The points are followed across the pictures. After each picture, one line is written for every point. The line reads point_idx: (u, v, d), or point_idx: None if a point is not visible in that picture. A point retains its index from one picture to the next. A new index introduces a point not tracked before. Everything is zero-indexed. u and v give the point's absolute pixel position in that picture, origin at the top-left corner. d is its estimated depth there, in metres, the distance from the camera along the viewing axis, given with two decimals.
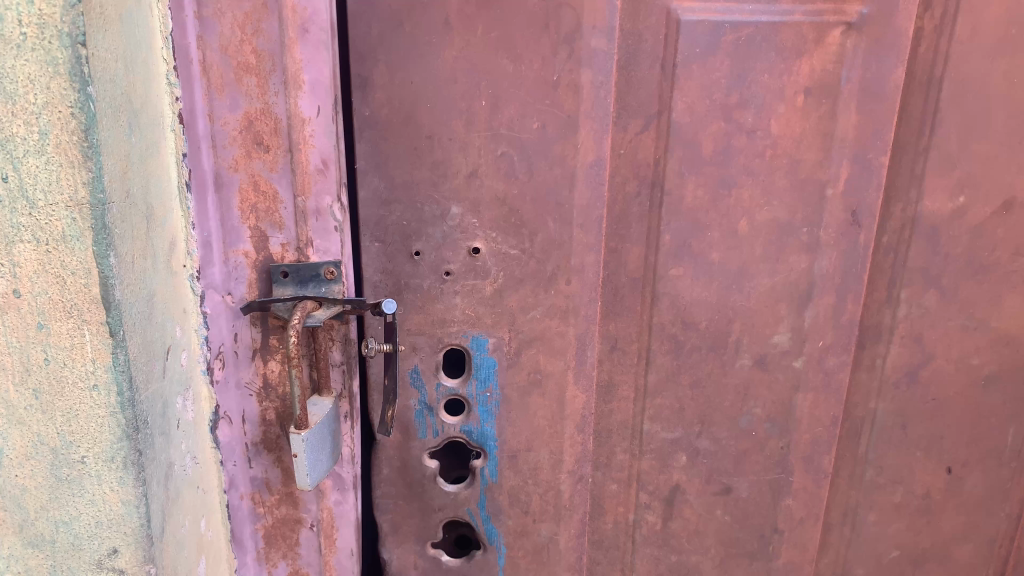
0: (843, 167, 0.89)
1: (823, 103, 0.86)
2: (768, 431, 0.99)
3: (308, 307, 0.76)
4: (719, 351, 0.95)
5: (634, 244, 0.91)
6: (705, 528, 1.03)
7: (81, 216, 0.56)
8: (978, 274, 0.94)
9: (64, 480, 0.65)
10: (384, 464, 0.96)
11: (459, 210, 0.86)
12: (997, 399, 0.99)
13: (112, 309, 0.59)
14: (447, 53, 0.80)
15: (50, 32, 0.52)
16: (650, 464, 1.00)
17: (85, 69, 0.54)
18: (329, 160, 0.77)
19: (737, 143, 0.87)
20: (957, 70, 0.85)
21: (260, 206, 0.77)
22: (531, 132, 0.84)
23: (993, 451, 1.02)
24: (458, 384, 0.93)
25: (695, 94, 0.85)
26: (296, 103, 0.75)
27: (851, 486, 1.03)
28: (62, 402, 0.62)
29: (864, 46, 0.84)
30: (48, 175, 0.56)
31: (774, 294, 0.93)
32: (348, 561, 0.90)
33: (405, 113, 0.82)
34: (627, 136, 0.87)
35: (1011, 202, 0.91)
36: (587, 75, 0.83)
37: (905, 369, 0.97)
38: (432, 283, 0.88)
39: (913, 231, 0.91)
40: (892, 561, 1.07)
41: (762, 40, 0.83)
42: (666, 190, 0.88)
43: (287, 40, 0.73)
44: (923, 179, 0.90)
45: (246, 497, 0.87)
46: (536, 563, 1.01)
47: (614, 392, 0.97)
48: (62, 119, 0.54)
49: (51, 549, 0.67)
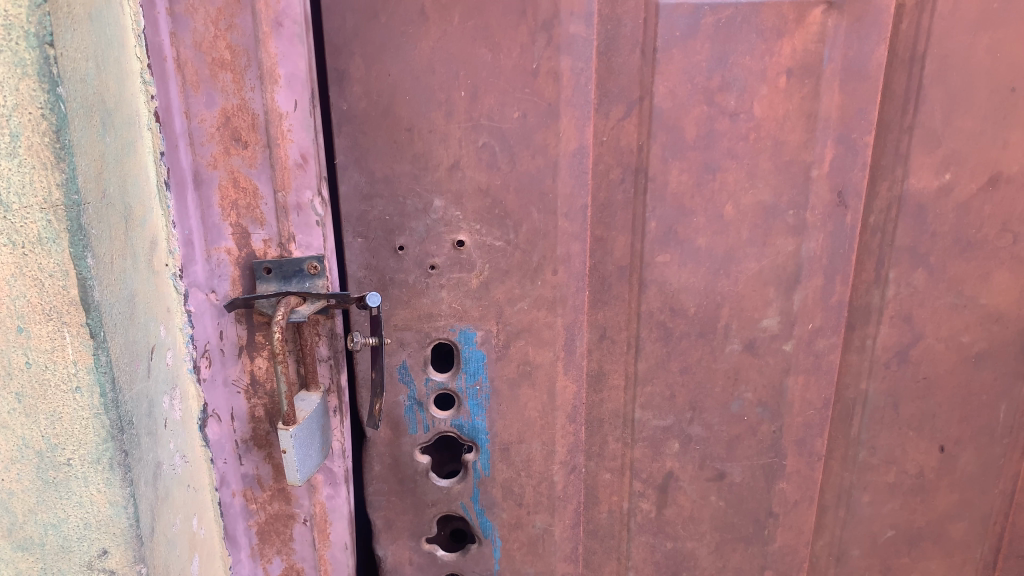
0: (827, 148, 0.88)
1: (806, 83, 0.85)
2: (760, 415, 0.99)
3: (292, 302, 0.76)
4: (708, 337, 0.95)
5: (620, 231, 0.90)
6: (699, 514, 1.03)
7: (56, 218, 0.56)
8: (966, 251, 0.93)
9: (51, 483, 0.65)
10: (375, 460, 0.95)
11: (441, 203, 0.86)
12: (988, 375, 0.99)
13: (92, 310, 0.59)
14: (424, 44, 0.80)
15: (17, 33, 0.52)
16: (643, 451, 1.00)
17: (54, 70, 0.53)
18: (307, 153, 0.77)
19: (720, 127, 0.86)
20: (940, 45, 0.84)
21: (240, 203, 0.77)
22: (512, 121, 0.83)
23: (986, 429, 1.02)
24: (447, 379, 0.93)
25: (675, 79, 0.84)
26: (273, 98, 0.75)
27: (844, 467, 1.03)
28: (45, 405, 0.62)
29: (846, 25, 0.83)
30: (21, 177, 0.55)
31: (761, 278, 0.93)
32: (342, 556, 0.91)
33: (383, 106, 0.82)
34: (609, 122, 0.86)
35: (997, 177, 0.90)
36: (566, 62, 0.82)
37: (896, 348, 0.97)
38: (418, 277, 0.88)
39: (899, 211, 0.91)
40: (888, 541, 1.07)
41: (742, 21, 0.82)
42: (650, 176, 0.88)
43: (261, 34, 0.73)
44: (909, 157, 0.89)
45: (238, 494, 0.87)
46: (532, 555, 1.02)
47: (604, 381, 0.97)
48: (33, 120, 0.54)
49: (41, 551, 0.67)
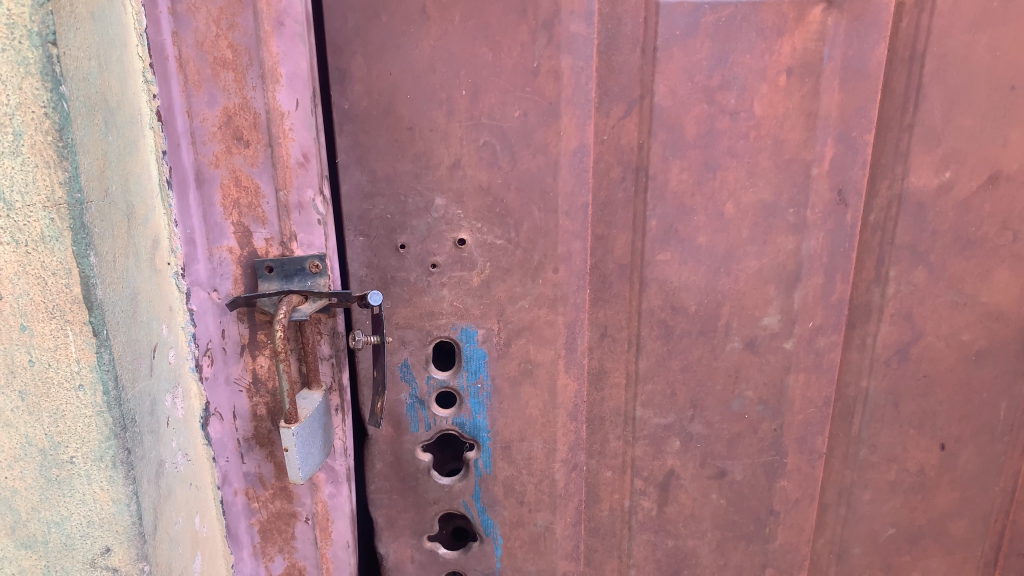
0: (827, 146, 0.88)
1: (806, 82, 0.85)
2: (761, 414, 0.99)
3: (294, 301, 0.76)
4: (709, 335, 0.95)
5: (621, 229, 0.90)
6: (700, 512, 1.03)
7: (59, 217, 0.56)
8: (966, 249, 0.93)
9: (54, 481, 0.65)
10: (377, 458, 0.96)
11: (442, 201, 0.86)
12: (988, 373, 0.99)
13: (94, 308, 0.59)
14: (425, 43, 0.80)
15: (20, 32, 0.52)
16: (644, 450, 1.00)
17: (57, 69, 0.54)
18: (309, 152, 0.77)
19: (720, 125, 0.86)
20: (939, 44, 0.84)
21: (242, 202, 0.77)
22: (513, 120, 0.83)
23: (987, 427, 1.02)
24: (448, 376, 0.93)
25: (675, 77, 0.84)
26: (274, 97, 0.75)
27: (845, 465, 1.03)
28: (48, 403, 0.62)
29: (845, 23, 0.83)
30: (24, 176, 0.55)
31: (762, 276, 0.93)
32: (344, 554, 0.91)
33: (384, 105, 0.82)
34: (610, 121, 0.86)
35: (997, 175, 0.91)
36: (566, 61, 0.82)
37: (896, 346, 0.97)
38: (419, 275, 0.88)
39: (899, 209, 0.91)
40: (889, 539, 1.07)
41: (742, 20, 0.82)
42: (650, 174, 0.88)
43: (262, 33, 0.73)
44: (909, 156, 0.89)
45: (241, 492, 0.87)
46: (533, 553, 1.02)
47: (605, 379, 0.97)
48: (36, 119, 0.54)
49: (44, 549, 0.68)
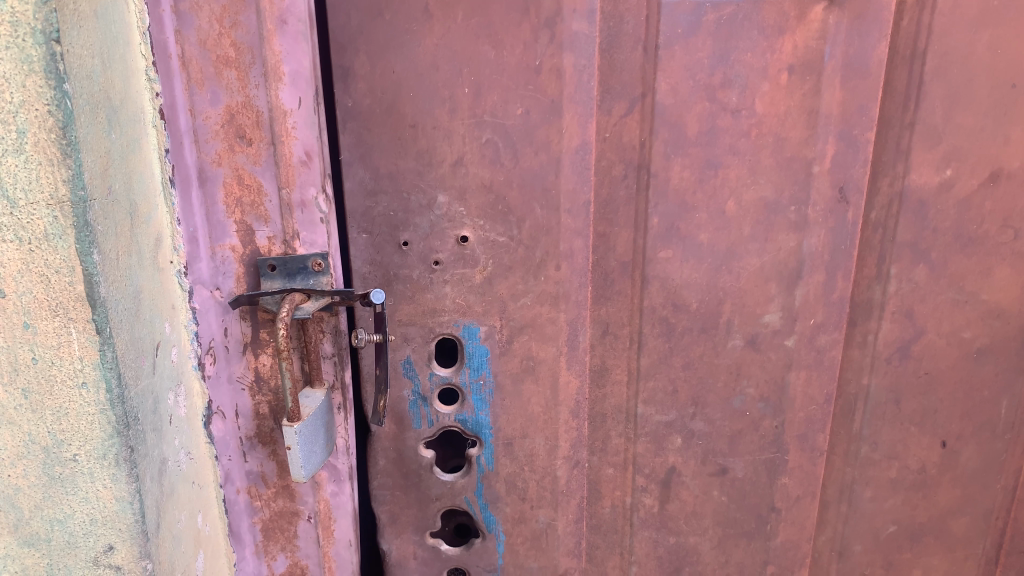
0: (829, 144, 0.88)
1: (807, 80, 0.86)
2: (762, 411, 0.99)
3: (297, 298, 0.77)
4: (710, 332, 0.95)
5: (622, 227, 0.91)
6: (702, 509, 1.03)
7: (62, 215, 0.56)
8: (967, 247, 0.94)
9: (56, 479, 0.65)
10: (379, 455, 0.96)
11: (445, 199, 0.86)
12: (989, 370, 0.99)
13: (98, 306, 0.59)
14: (427, 42, 0.80)
15: (23, 30, 0.52)
16: (645, 447, 1.00)
17: (60, 66, 0.54)
18: (312, 151, 0.78)
19: (722, 123, 0.86)
20: (940, 42, 0.85)
21: (245, 200, 0.77)
22: (515, 118, 0.83)
23: (988, 424, 1.02)
24: (451, 373, 0.93)
25: (677, 75, 0.84)
26: (277, 95, 0.75)
27: (846, 462, 1.04)
28: (51, 401, 0.62)
29: (847, 22, 0.84)
30: (27, 174, 0.55)
31: (763, 274, 0.93)
32: (346, 552, 0.91)
33: (387, 103, 0.82)
34: (611, 119, 0.86)
35: (998, 173, 0.91)
36: (569, 59, 0.82)
37: (897, 343, 0.97)
38: (422, 272, 0.88)
39: (901, 206, 0.91)
40: (890, 536, 1.08)
41: (744, 18, 0.82)
42: (652, 172, 0.88)
43: (265, 32, 0.73)
44: (910, 153, 0.89)
45: (242, 491, 0.87)
46: (535, 549, 1.02)
47: (607, 376, 0.97)
48: (39, 117, 0.54)
49: (47, 547, 0.68)
